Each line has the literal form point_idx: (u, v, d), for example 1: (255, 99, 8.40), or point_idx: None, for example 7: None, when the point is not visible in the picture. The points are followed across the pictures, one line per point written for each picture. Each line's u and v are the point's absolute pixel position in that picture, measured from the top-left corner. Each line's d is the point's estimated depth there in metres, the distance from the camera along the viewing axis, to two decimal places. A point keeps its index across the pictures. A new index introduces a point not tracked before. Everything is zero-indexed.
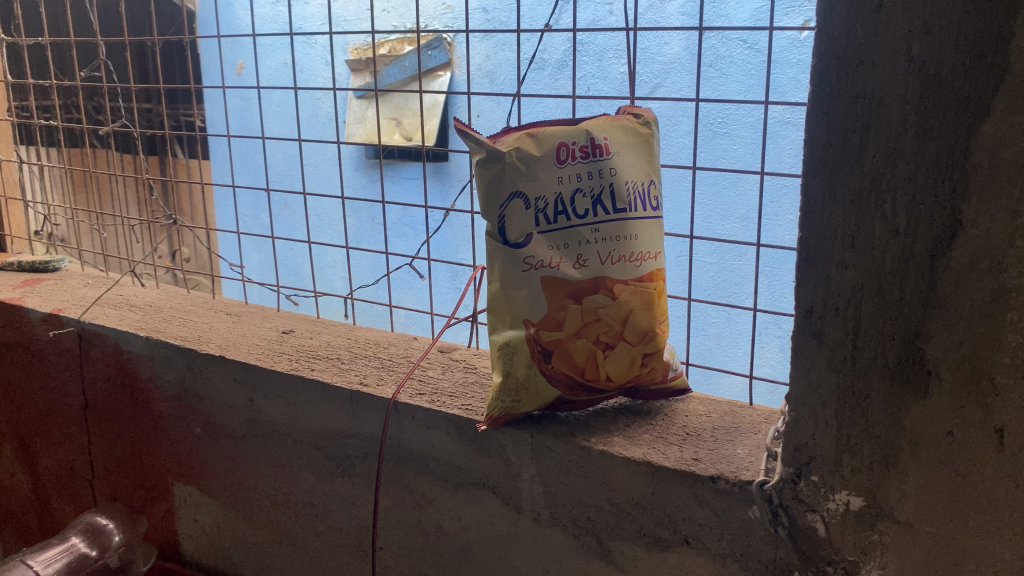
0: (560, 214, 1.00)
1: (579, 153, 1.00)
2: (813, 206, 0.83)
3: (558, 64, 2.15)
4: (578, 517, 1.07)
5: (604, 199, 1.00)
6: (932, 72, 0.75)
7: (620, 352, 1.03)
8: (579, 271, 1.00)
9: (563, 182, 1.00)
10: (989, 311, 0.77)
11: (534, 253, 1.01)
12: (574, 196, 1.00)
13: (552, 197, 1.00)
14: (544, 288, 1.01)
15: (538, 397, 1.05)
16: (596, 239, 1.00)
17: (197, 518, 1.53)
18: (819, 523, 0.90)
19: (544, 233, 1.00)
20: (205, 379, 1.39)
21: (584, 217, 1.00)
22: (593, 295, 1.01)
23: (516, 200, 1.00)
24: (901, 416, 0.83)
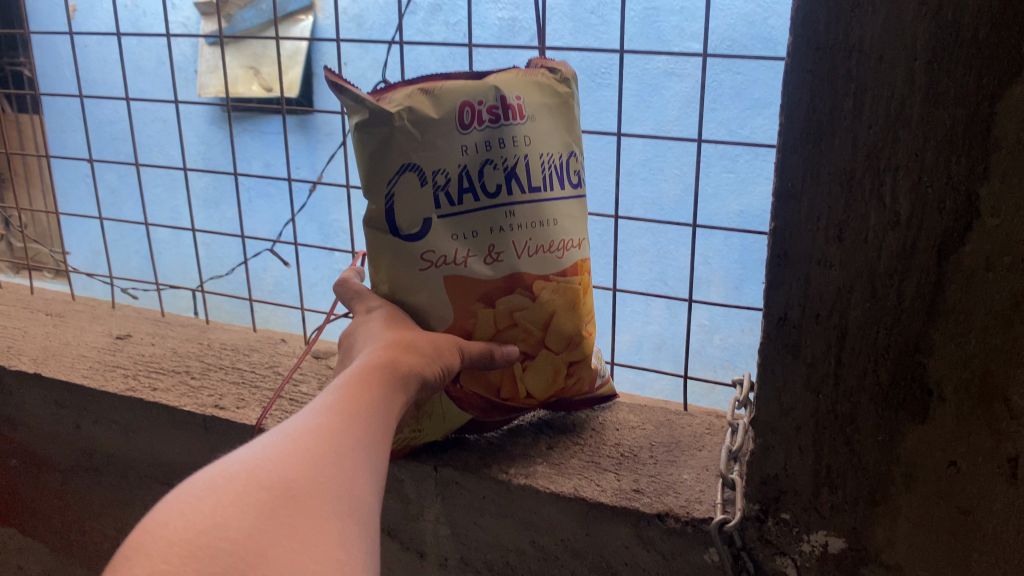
0: (465, 194, 0.76)
1: (488, 116, 0.75)
2: (791, 190, 0.65)
3: (432, 7, 1.84)
4: (495, 562, 0.88)
5: (519, 174, 0.76)
6: (951, 19, 0.58)
7: (541, 362, 0.83)
8: (490, 268, 0.78)
9: (468, 153, 0.75)
10: (1008, 320, 0.62)
11: (433, 245, 0.76)
12: (482, 170, 0.76)
13: (455, 171, 0.75)
14: (448, 292, 0.78)
15: (445, 424, 0.84)
16: (511, 226, 0.77)
17: (21, 564, 1.25)
18: (790, 568, 0.76)
19: (444, 219, 0.76)
20: (17, 403, 1.12)
21: (495, 197, 0.76)
22: (508, 296, 0.79)
23: (409, 175, 0.75)
24: (892, 445, 0.68)
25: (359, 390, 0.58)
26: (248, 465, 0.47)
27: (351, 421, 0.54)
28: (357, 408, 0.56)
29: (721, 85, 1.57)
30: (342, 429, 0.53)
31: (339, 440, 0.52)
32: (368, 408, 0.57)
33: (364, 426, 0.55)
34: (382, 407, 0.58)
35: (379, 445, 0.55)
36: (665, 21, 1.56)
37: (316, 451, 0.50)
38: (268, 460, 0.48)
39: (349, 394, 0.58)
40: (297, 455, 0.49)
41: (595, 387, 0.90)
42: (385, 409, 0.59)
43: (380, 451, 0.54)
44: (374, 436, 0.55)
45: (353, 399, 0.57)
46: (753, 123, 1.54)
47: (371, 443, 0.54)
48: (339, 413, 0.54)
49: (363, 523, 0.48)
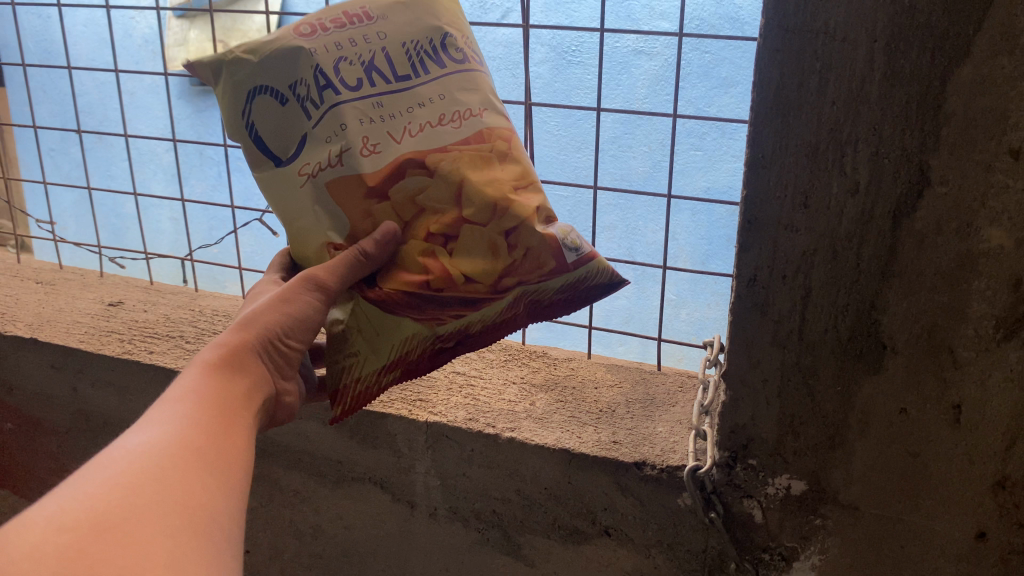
0: (325, 91, 0.69)
1: (329, 21, 0.71)
2: (761, 160, 0.71)
3: None
4: (482, 511, 0.94)
5: (380, 67, 0.71)
6: (907, 5, 0.63)
7: (468, 239, 0.70)
8: (369, 159, 0.69)
9: (316, 52, 0.70)
10: (954, 279, 0.69)
11: (308, 158, 0.70)
12: (339, 66, 0.70)
13: (309, 73, 0.69)
14: (334, 198, 0.71)
15: (384, 340, 0.72)
16: (385, 115, 0.70)
17: None
18: (756, 509, 0.82)
19: (314, 125, 0.70)
20: (13, 366, 1.15)
21: (358, 89, 0.70)
22: (399, 181, 0.70)
23: (263, 96, 0.70)
24: (850, 394, 0.75)
25: (204, 404, 0.56)
26: (62, 504, 0.44)
27: (185, 442, 0.51)
28: (207, 426, 0.54)
29: (689, 65, 1.62)
30: (187, 449, 0.51)
31: (186, 464, 0.50)
32: (215, 426, 0.55)
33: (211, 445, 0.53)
34: (233, 424, 0.56)
35: (231, 467, 0.53)
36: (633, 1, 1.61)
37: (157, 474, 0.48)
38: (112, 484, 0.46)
39: (181, 413, 0.54)
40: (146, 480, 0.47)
41: (568, 263, 0.72)
42: (231, 421, 0.57)
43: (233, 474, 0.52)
44: (227, 459, 0.53)
45: (199, 417, 0.54)
46: (720, 100, 1.60)
47: (226, 470, 0.52)
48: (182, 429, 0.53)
49: (211, 546, 0.46)
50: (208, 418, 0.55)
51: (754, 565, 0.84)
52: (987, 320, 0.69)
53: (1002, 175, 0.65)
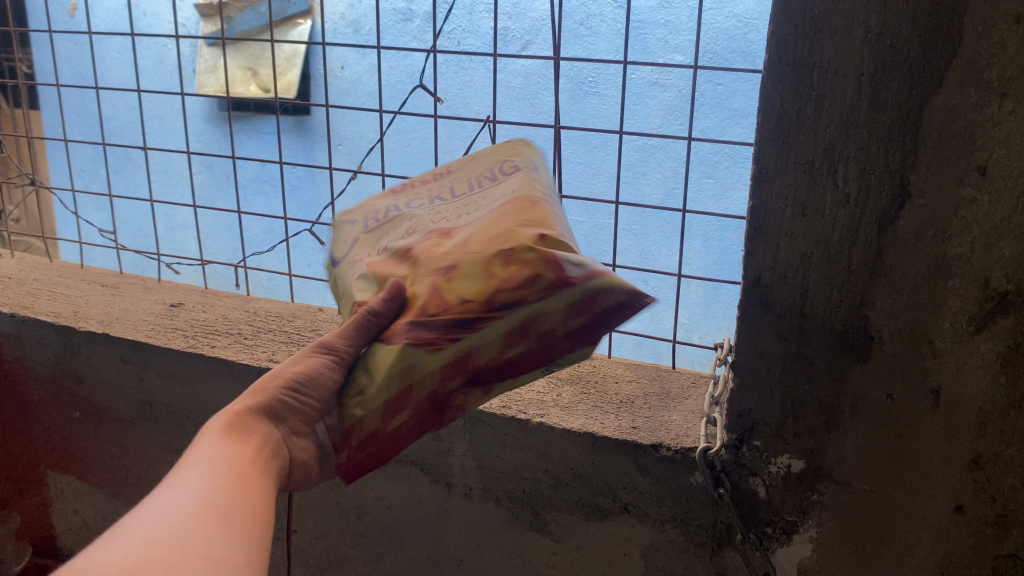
0: (392, 211, 0.82)
1: (427, 179, 0.85)
2: (765, 175, 0.83)
3: (427, 18, 2.05)
4: (513, 490, 1.05)
5: (449, 193, 0.82)
6: (888, 44, 0.75)
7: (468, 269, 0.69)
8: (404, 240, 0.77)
9: (394, 197, 0.84)
10: (931, 279, 0.80)
11: (359, 254, 0.80)
12: (410, 201, 0.82)
13: (383, 208, 0.83)
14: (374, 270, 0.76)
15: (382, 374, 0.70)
16: (427, 215, 0.78)
17: (77, 509, 1.40)
18: (760, 486, 0.93)
19: (370, 234, 0.81)
20: (84, 359, 1.26)
21: (413, 208, 0.81)
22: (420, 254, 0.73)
23: (346, 226, 0.84)
24: (843, 381, 0.86)
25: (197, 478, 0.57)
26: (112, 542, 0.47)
27: (215, 500, 0.55)
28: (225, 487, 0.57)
29: (702, 96, 1.74)
30: (182, 514, 0.51)
31: (177, 531, 0.50)
32: (226, 496, 0.56)
33: (207, 513, 0.52)
34: (241, 496, 0.57)
35: (228, 538, 0.51)
36: (648, 35, 1.76)
37: (145, 543, 0.47)
38: (93, 558, 0.45)
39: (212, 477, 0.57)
40: (132, 547, 0.47)
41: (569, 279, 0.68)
42: (233, 494, 0.57)
43: (231, 546, 0.51)
44: (227, 530, 0.52)
45: (211, 490, 0.55)
46: (731, 129, 1.72)
47: (226, 542, 0.51)
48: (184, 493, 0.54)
49: None
50: (218, 488, 0.56)
51: (758, 538, 0.94)
52: (961, 315, 0.80)
53: (970, 189, 0.76)
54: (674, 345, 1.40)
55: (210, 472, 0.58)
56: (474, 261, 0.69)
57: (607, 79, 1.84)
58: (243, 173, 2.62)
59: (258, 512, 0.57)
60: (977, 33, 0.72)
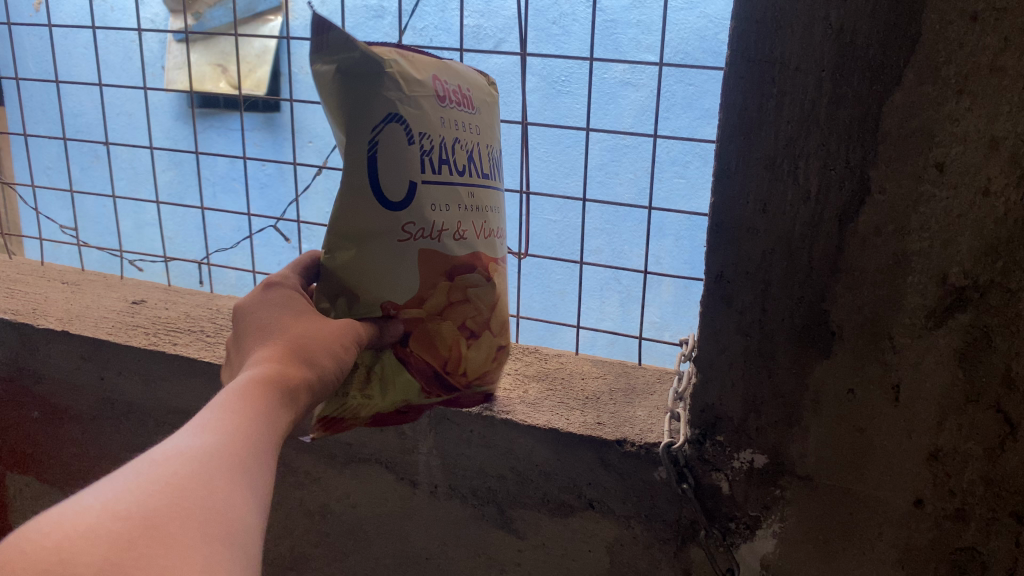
0: (444, 164, 0.77)
1: (457, 95, 0.79)
2: (727, 170, 0.83)
3: (398, 15, 2.04)
4: (478, 487, 1.04)
5: (472, 161, 0.81)
6: (848, 40, 0.75)
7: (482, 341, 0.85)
8: (456, 243, 0.79)
9: (445, 123, 0.77)
10: (891, 274, 0.80)
11: (417, 220, 0.75)
12: (455, 146, 0.78)
13: (438, 138, 0.76)
14: (420, 265, 0.77)
15: (393, 394, 0.83)
16: (468, 205, 0.80)
17: (35, 510, 1.37)
18: (723, 481, 0.93)
19: (430, 186, 0.76)
20: (43, 357, 1.24)
21: (462, 173, 0.79)
22: (466, 275, 0.81)
23: (392, 126, 0.73)
24: (805, 376, 0.86)
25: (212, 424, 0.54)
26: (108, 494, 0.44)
27: (226, 447, 0.52)
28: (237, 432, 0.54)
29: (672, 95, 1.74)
30: (187, 462, 0.49)
31: (181, 483, 0.47)
32: (236, 441, 0.53)
33: (214, 466, 0.50)
34: (256, 449, 0.54)
35: (234, 500, 0.49)
36: (619, 35, 1.76)
37: (148, 493, 0.45)
38: (94, 501, 0.43)
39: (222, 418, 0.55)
40: (134, 497, 0.44)
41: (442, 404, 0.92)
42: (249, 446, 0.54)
43: (233, 507, 0.48)
44: (235, 489, 0.49)
45: (227, 442, 0.52)
46: (700, 128, 1.73)
47: (229, 502, 0.48)
48: (197, 441, 0.51)
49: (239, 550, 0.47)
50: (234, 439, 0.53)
51: (722, 534, 0.95)
52: (920, 310, 0.81)
53: (929, 185, 0.77)
54: (641, 343, 1.41)
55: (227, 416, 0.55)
56: (484, 344, 0.85)
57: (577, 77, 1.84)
58: (211, 170, 2.59)
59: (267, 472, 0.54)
60: (934, 30, 0.73)
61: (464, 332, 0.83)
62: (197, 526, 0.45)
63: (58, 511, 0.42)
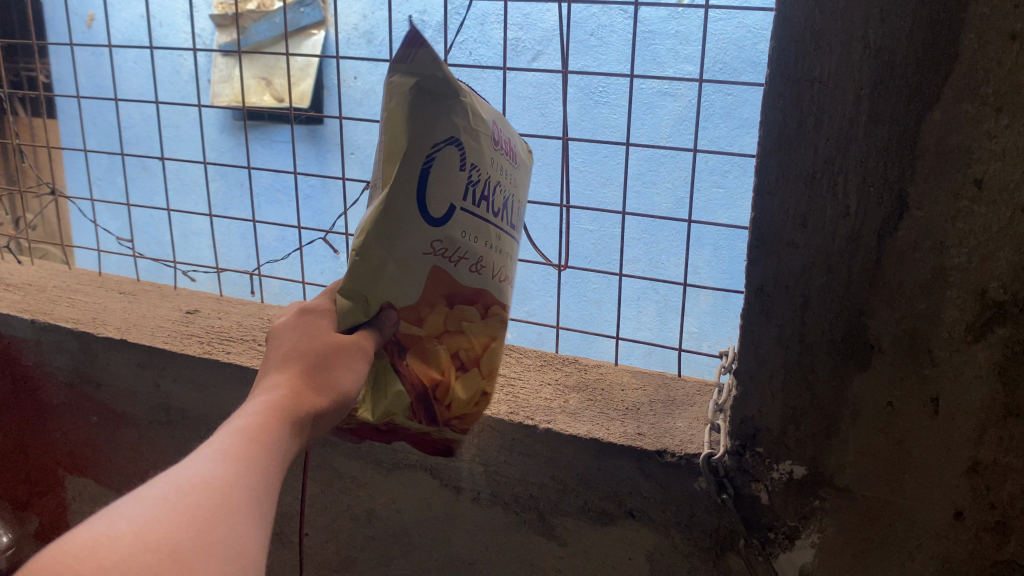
0: (482, 197, 0.75)
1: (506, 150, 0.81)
2: (767, 187, 0.85)
3: (438, 29, 2.08)
4: (520, 495, 1.07)
5: (505, 211, 0.81)
6: (887, 59, 0.77)
7: (471, 375, 0.81)
8: (470, 273, 0.76)
9: (490, 162, 0.77)
10: (930, 289, 0.81)
11: (448, 237, 0.73)
12: (493, 188, 0.77)
13: (483, 171, 0.75)
14: (428, 279, 0.74)
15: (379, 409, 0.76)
16: (494, 246, 0.78)
17: (93, 511, 1.43)
18: (762, 492, 0.94)
19: (465, 211, 0.74)
20: (102, 364, 1.29)
21: (495, 215, 0.78)
22: (467, 307, 0.77)
23: (450, 149, 0.70)
24: (844, 388, 0.87)
25: (244, 453, 0.55)
26: (137, 524, 0.46)
27: (247, 468, 0.54)
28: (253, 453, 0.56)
29: (713, 105, 1.76)
30: (208, 492, 0.51)
31: (204, 511, 0.50)
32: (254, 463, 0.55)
33: (243, 503, 0.52)
34: (269, 470, 0.56)
35: (249, 535, 0.51)
36: (659, 45, 1.79)
37: (175, 524, 0.48)
38: (128, 526, 0.46)
39: (242, 440, 0.57)
40: (158, 522, 0.47)
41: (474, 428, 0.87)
42: (271, 481, 0.56)
43: (247, 543, 0.50)
44: (252, 522, 0.51)
45: (255, 473, 0.55)
46: (739, 140, 1.74)
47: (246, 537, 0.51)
48: (228, 466, 0.54)
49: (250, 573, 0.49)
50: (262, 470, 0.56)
51: (761, 543, 0.96)
52: (959, 324, 0.82)
53: (968, 201, 0.78)
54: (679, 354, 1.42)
55: (262, 445, 0.57)
56: (473, 378, 0.81)
57: (616, 90, 1.86)
58: (256, 182, 2.66)
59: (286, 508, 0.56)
60: (973, 49, 0.74)
61: (456, 360, 0.79)
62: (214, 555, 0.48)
63: (98, 537, 0.45)
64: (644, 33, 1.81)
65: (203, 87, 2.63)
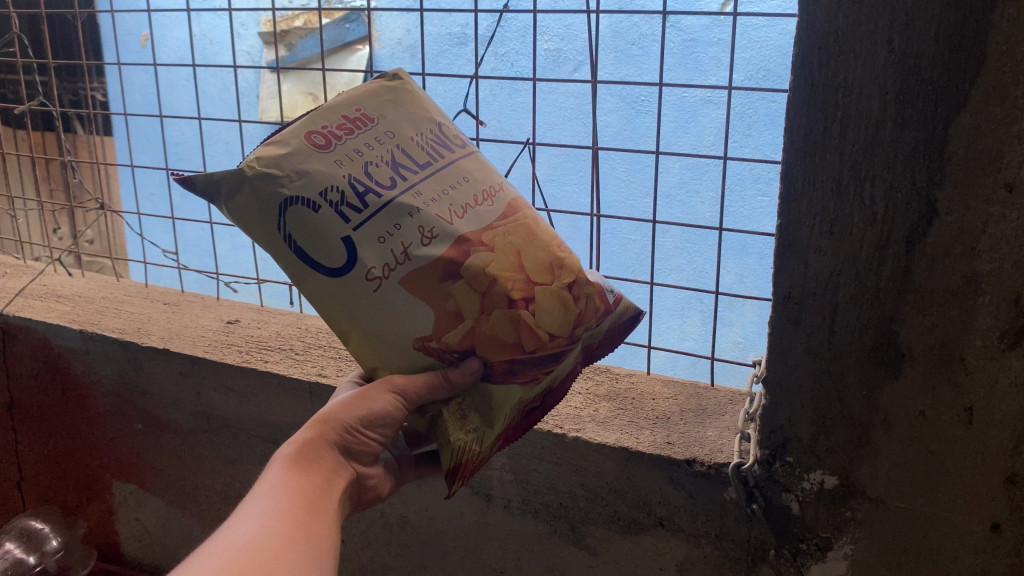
0: (365, 195, 0.73)
1: (341, 128, 0.74)
2: (792, 194, 0.84)
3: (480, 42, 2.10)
4: (551, 503, 1.07)
5: (403, 161, 0.75)
6: (913, 63, 0.76)
7: (544, 298, 0.77)
8: (430, 248, 0.73)
9: (342, 163, 0.72)
10: (962, 295, 0.80)
11: (372, 262, 0.73)
12: (368, 170, 0.73)
13: (343, 182, 0.72)
14: (412, 290, 0.74)
15: (496, 414, 0.79)
16: (424, 204, 0.74)
17: (139, 516, 1.47)
18: (793, 502, 0.93)
19: (361, 226, 0.72)
20: (146, 373, 1.33)
21: (392, 188, 0.73)
22: (467, 260, 0.73)
23: (294, 210, 0.72)
24: (875, 398, 0.86)
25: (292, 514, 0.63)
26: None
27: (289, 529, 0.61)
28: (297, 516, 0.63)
29: (758, 112, 1.75)
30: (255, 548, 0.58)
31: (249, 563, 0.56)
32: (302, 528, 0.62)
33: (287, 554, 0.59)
34: (311, 530, 0.63)
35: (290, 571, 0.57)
36: (702, 53, 1.79)
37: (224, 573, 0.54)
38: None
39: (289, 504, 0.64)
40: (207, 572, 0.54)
41: (610, 306, 0.85)
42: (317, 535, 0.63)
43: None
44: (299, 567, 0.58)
45: (285, 522, 0.61)
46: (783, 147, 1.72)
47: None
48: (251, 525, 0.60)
49: None
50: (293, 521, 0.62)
51: (793, 554, 0.95)
52: (992, 331, 0.80)
53: (999, 206, 0.76)
54: (715, 364, 1.41)
55: (284, 499, 0.64)
56: (547, 298, 0.77)
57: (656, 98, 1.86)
58: None
59: (330, 548, 0.63)
60: (1001, 51, 0.73)
61: (520, 306, 0.75)
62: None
63: None
64: (684, 41, 1.81)
65: (251, 103, 2.68)
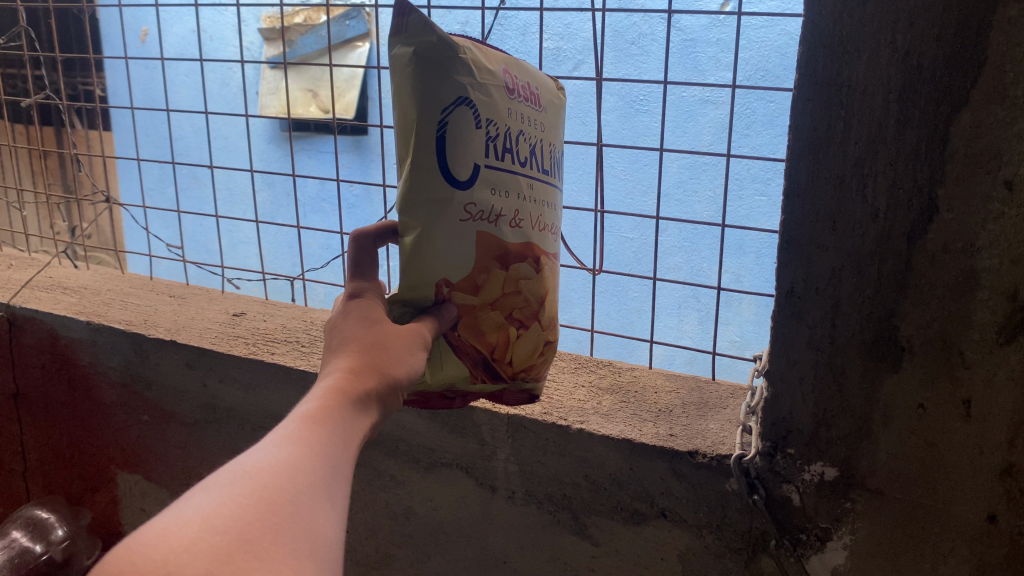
0: (506, 153, 0.79)
1: (526, 93, 0.82)
2: (796, 191, 0.85)
3: (479, 39, 2.12)
4: (554, 494, 1.09)
5: (539, 155, 0.84)
6: (915, 63, 0.78)
7: (531, 333, 0.84)
8: (512, 231, 0.80)
9: (511, 115, 0.79)
10: (961, 290, 0.81)
11: (477, 201, 0.76)
12: (519, 138, 0.80)
13: (503, 128, 0.78)
14: (476, 243, 0.77)
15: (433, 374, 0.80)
16: (529, 197, 0.82)
17: (143, 507, 1.48)
18: (794, 493, 0.95)
19: (487, 166, 0.77)
20: (153, 364, 1.34)
21: (524, 164, 0.81)
22: (519, 262, 0.81)
23: (463, 110, 0.74)
24: (875, 391, 0.88)
25: (317, 440, 0.59)
26: (204, 510, 0.49)
27: (315, 458, 0.57)
28: (324, 447, 0.59)
29: (755, 112, 1.76)
30: (278, 479, 0.54)
31: (273, 497, 0.52)
32: (327, 462, 0.58)
33: (309, 489, 0.54)
34: (336, 467, 0.58)
35: (315, 510, 0.54)
36: (700, 53, 1.81)
37: (243, 506, 0.50)
38: (194, 514, 0.49)
39: (316, 431, 0.59)
40: (226, 508, 0.50)
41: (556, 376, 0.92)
42: (339, 471, 0.58)
43: (313, 519, 0.53)
44: (325, 507, 0.54)
45: (314, 450, 0.58)
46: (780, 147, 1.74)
47: (308, 512, 0.53)
48: (295, 450, 0.57)
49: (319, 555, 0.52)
50: (311, 474, 0.56)
51: (793, 544, 0.97)
52: (991, 326, 0.81)
53: (998, 204, 0.78)
54: (716, 359, 1.43)
55: (324, 428, 0.60)
56: (532, 333, 0.84)
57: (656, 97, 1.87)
58: (302, 191, 2.71)
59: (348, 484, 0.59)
60: (1001, 53, 0.74)
61: (514, 323, 0.82)
62: (286, 543, 0.50)
63: (165, 525, 0.47)
64: (683, 41, 1.82)
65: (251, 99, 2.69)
